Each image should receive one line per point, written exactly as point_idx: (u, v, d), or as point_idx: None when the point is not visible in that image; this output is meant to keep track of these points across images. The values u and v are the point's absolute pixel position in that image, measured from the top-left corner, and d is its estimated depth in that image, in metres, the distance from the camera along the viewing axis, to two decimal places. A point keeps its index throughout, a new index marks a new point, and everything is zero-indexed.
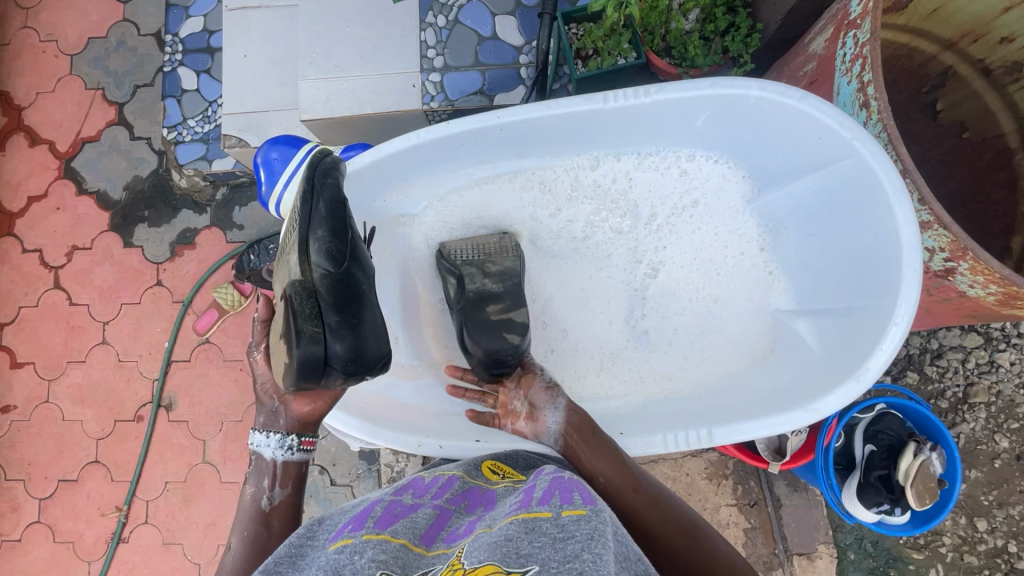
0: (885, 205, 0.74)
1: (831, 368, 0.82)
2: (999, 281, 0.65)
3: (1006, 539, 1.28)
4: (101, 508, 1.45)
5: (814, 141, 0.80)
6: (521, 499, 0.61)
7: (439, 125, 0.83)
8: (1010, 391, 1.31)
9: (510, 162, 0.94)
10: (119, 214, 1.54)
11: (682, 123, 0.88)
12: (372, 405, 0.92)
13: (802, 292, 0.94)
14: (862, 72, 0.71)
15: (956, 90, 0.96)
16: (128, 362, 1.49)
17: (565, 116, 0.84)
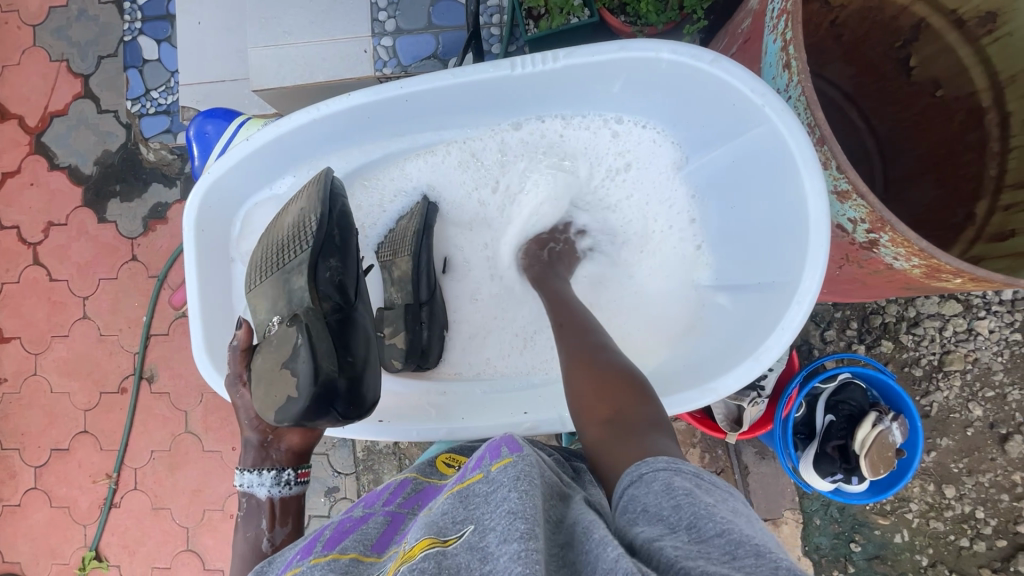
0: (795, 176, 0.70)
1: (746, 342, 0.81)
2: (920, 253, 0.60)
3: (973, 506, 1.28)
4: (93, 475, 1.52)
5: (731, 107, 0.77)
6: (455, 476, 0.60)
7: (340, 98, 0.80)
8: (987, 359, 1.28)
9: (428, 133, 0.91)
10: (92, 189, 1.53)
11: (601, 88, 0.84)
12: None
13: (725, 266, 0.91)
14: (785, 32, 0.62)
15: (930, 44, 0.89)
16: (108, 336, 1.52)
17: (475, 83, 0.80)
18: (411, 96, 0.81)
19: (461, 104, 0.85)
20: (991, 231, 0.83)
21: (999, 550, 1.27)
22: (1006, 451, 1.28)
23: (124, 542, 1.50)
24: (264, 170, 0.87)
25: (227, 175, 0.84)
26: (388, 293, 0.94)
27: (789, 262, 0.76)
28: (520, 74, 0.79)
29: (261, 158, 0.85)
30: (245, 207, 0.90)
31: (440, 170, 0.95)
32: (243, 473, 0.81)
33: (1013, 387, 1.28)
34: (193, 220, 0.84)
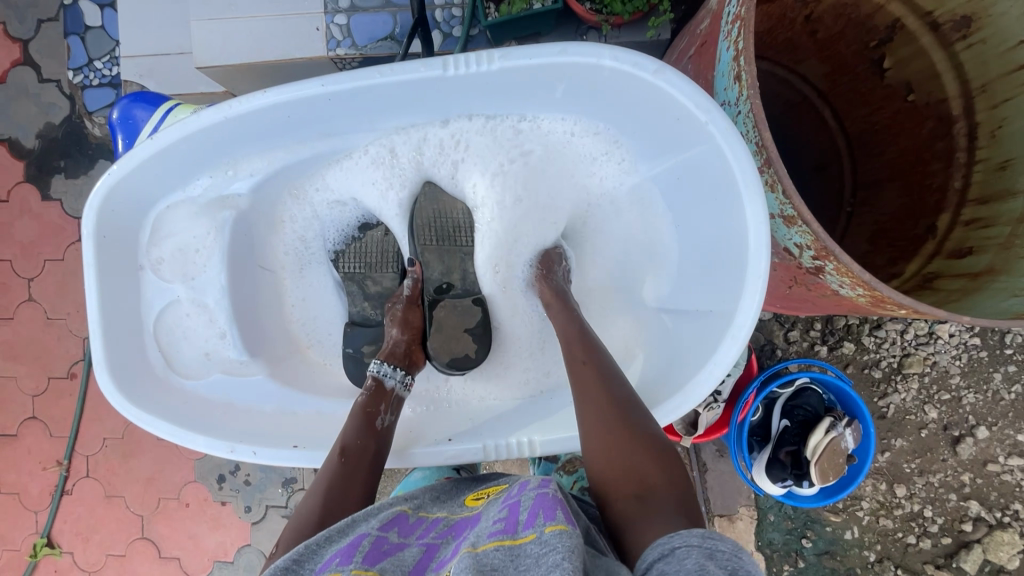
0: (738, 200, 0.67)
1: (684, 366, 0.78)
2: (866, 286, 0.51)
3: (922, 504, 1.31)
4: (43, 461, 1.48)
5: (675, 122, 0.73)
6: (504, 525, 0.58)
7: (252, 95, 0.74)
8: (945, 363, 1.29)
9: (350, 134, 0.84)
10: (34, 163, 1.44)
11: (542, 94, 0.78)
12: (189, 404, 0.85)
13: (670, 285, 0.87)
14: (737, 37, 0.54)
15: (904, 46, 0.85)
16: (56, 320, 1.45)
17: (402, 84, 0.74)
18: (332, 95, 0.75)
19: (391, 103, 0.79)
20: (950, 248, 0.81)
21: (944, 547, 1.31)
22: (957, 453, 1.30)
23: (77, 530, 1.47)
24: (174, 170, 0.81)
25: (129, 177, 0.78)
26: (360, 310, 0.95)
27: (729, 287, 0.74)
28: (452, 76, 0.72)
29: (169, 158, 0.79)
30: (154, 210, 0.83)
31: (363, 175, 0.89)
32: (382, 364, 0.81)
33: (968, 390, 1.29)
34: (90, 226, 0.77)
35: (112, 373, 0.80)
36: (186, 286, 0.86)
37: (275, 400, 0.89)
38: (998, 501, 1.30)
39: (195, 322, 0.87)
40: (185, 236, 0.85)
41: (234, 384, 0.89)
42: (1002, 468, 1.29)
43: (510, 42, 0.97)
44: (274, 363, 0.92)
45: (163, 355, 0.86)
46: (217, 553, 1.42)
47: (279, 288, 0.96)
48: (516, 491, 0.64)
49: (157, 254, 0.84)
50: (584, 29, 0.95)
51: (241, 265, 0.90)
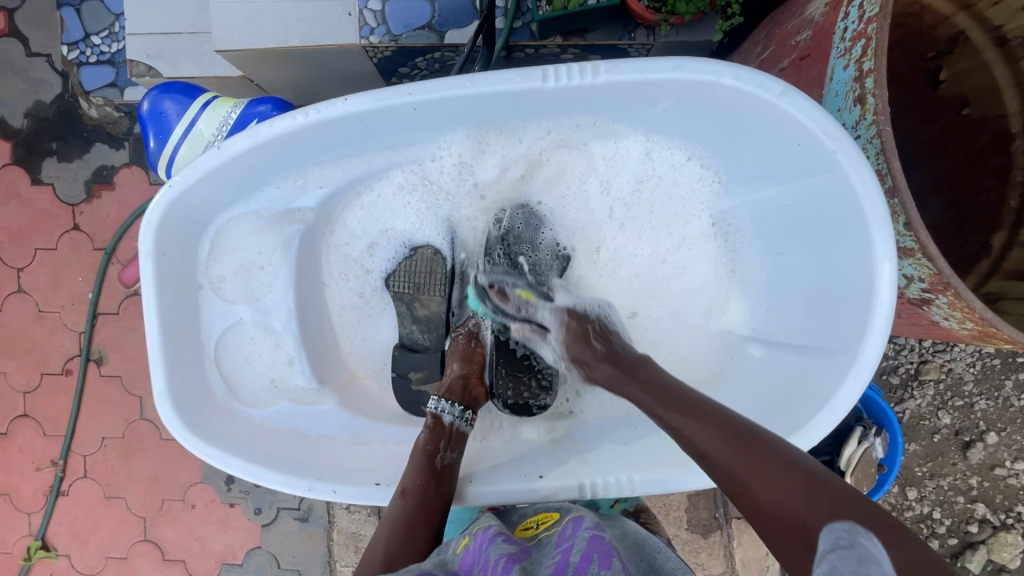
0: (865, 235, 0.64)
1: (788, 411, 0.73)
2: (979, 321, 0.57)
3: (931, 506, 1.30)
4: (36, 462, 1.40)
5: (794, 148, 0.69)
6: (555, 570, 0.57)
7: (335, 101, 0.69)
8: (961, 369, 1.27)
9: (428, 144, 0.81)
10: (22, 145, 1.34)
11: (640, 108, 0.75)
12: (258, 437, 0.79)
13: (760, 317, 0.82)
14: (861, 58, 0.57)
15: (965, 59, 0.84)
16: (49, 313, 1.37)
17: (496, 93, 0.70)
18: (421, 104, 0.71)
19: (480, 113, 0.75)
20: (1008, 268, 0.81)
21: (950, 547, 1.30)
22: (967, 457, 1.29)
23: (74, 531, 1.41)
24: (241, 179, 0.75)
25: (194, 188, 0.72)
26: (409, 333, 0.87)
27: (843, 328, 0.70)
28: (552, 86, 0.69)
29: (239, 167, 0.73)
30: (216, 223, 0.78)
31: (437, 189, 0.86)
32: (440, 400, 0.77)
33: (980, 397, 1.27)
34: (150, 242, 0.71)
35: (177, 404, 0.74)
36: (250, 306, 0.81)
37: (346, 430, 0.83)
38: (1003, 503, 1.30)
39: (259, 346, 0.82)
40: (249, 251, 0.80)
41: (302, 413, 0.83)
42: (1008, 471, 1.29)
43: (556, 37, 0.90)
44: (341, 390, 0.87)
45: (225, 382, 0.80)
46: (226, 556, 1.37)
47: (333, 309, 0.89)
48: (563, 535, 0.63)
49: (217, 272, 0.79)
50: (633, 26, 0.89)
51: (306, 282, 0.85)
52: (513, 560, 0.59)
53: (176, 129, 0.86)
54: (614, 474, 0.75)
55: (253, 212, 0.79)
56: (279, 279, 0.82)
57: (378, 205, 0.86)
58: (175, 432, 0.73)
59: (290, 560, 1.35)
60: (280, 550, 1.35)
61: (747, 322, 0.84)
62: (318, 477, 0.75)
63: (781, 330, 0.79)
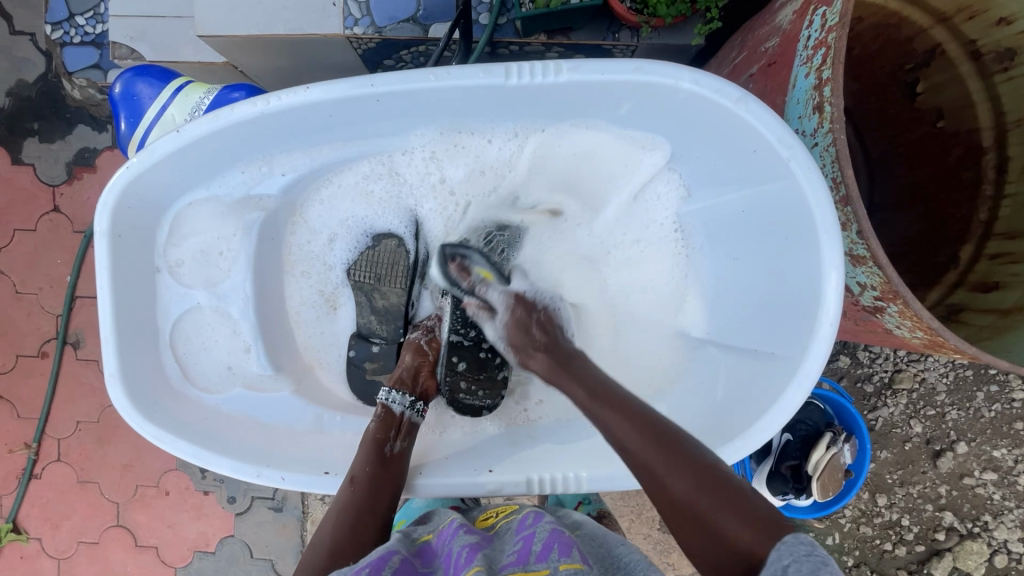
0: (815, 242, 0.64)
1: (739, 415, 0.73)
2: (927, 330, 0.57)
3: (901, 514, 1.31)
4: (9, 444, 1.39)
5: (750, 153, 0.69)
6: (517, 558, 0.57)
7: (296, 89, 0.69)
8: (934, 380, 1.28)
9: (394, 137, 0.81)
10: (4, 124, 1.32)
11: (605, 109, 0.75)
12: (211, 422, 0.79)
13: (716, 320, 0.83)
14: (821, 67, 0.57)
15: (941, 72, 0.85)
16: (26, 295, 1.36)
17: (458, 88, 0.70)
18: (382, 96, 0.70)
19: (446, 106, 0.75)
20: (974, 280, 0.82)
21: (916, 554, 1.32)
22: (937, 466, 1.30)
23: (46, 515, 1.40)
24: (201, 164, 0.75)
25: (150, 172, 0.72)
26: (367, 323, 0.88)
27: (794, 335, 0.70)
28: (514, 84, 0.69)
29: (200, 151, 0.73)
30: (176, 207, 0.78)
31: (401, 182, 0.86)
32: (391, 391, 0.77)
33: (952, 407, 1.29)
34: (105, 224, 0.71)
35: (127, 387, 0.74)
36: (208, 292, 0.81)
37: (304, 419, 0.84)
38: (970, 512, 1.31)
39: (217, 333, 0.82)
40: (209, 236, 0.80)
41: (257, 400, 0.83)
42: (976, 481, 1.30)
43: (539, 35, 0.90)
44: (299, 379, 0.87)
45: (180, 366, 0.80)
46: (198, 543, 1.37)
47: (294, 299, 0.89)
48: (522, 523, 0.64)
49: (175, 256, 0.79)
50: (616, 27, 0.89)
51: (268, 271, 0.85)
52: (477, 548, 0.59)
53: (147, 113, 0.86)
54: (569, 469, 0.76)
55: (211, 198, 0.79)
56: (235, 267, 0.82)
57: (341, 196, 0.86)
58: (125, 414, 0.73)
59: (263, 550, 1.35)
60: (253, 539, 1.35)
61: (707, 324, 0.84)
62: (267, 463, 0.76)
63: (735, 335, 0.80)
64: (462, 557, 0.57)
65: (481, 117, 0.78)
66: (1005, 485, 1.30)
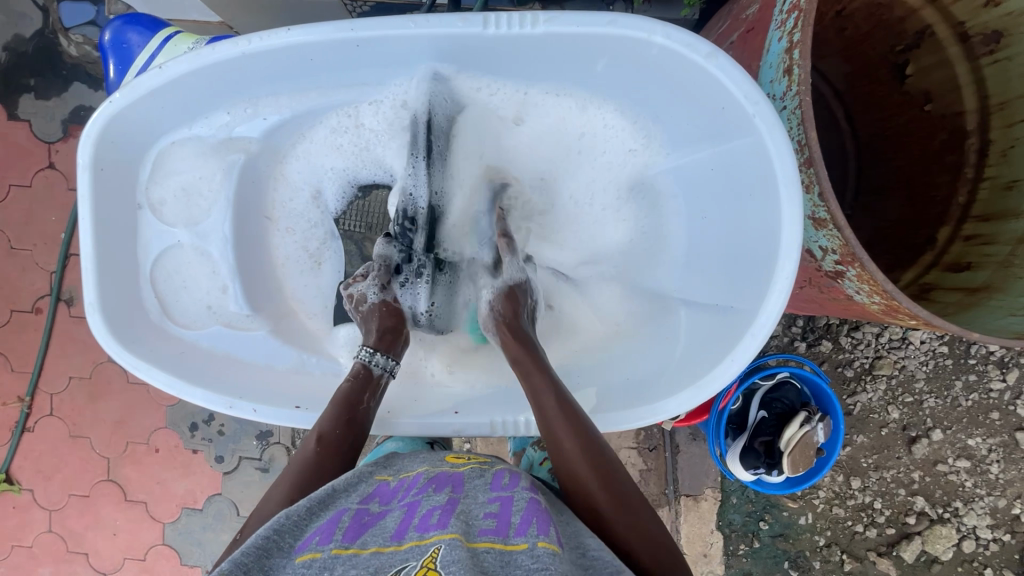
0: (775, 200, 0.66)
1: (696, 367, 0.75)
2: (884, 294, 0.58)
3: (873, 497, 1.34)
4: (2, 397, 1.42)
5: (719, 112, 0.70)
6: (496, 525, 0.54)
7: (273, 31, 0.69)
8: (913, 367, 1.30)
9: (377, 87, 0.81)
10: (0, 79, 1.33)
11: (581, 67, 0.75)
12: (187, 355, 0.81)
13: (685, 278, 0.84)
14: (793, 29, 0.58)
15: (929, 54, 0.85)
16: (20, 251, 1.37)
17: (438, 37, 0.70)
18: (363, 42, 0.71)
19: (422, 55, 0.75)
20: (947, 261, 0.83)
21: (887, 536, 1.34)
22: (911, 451, 1.32)
23: (38, 468, 1.43)
24: (178, 103, 0.75)
25: (128, 108, 0.72)
26: (356, 271, 0.92)
27: (750, 289, 0.72)
28: (494, 34, 0.69)
29: (179, 90, 0.74)
30: (157, 146, 0.79)
31: (371, 133, 0.85)
32: (374, 352, 0.77)
33: (929, 395, 1.31)
34: (86, 156, 0.72)
35: (106, 317, 0.75)
36: (189, 232, 0.83)
37: (286, 359, 0.87)
38: (942, 498, 1.32)
39: (196, 270, 0.84)
40: (190, 176, 0.82)
41: (234, 337, 0.85)
42: (950, 468, 1.32)
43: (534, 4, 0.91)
44: (277, 320, 0.89)
45: (159, 301, 0.82)
46: (186, 500, 1.40)
47: (278, 248, 0.90)
48: (499, 482, 0.64)
49: (158, 195, 0.80)
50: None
51: (247, 215, 0.86)
52: (450, 507, 0.56)
53: (136, 61, 0.87)
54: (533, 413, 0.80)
55: (188, 137, 0.80)
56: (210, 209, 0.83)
57: (324, 142, 0.86)
58: (104, 343, 0.75)
59: (249, 508, 1.38)
60: (240, 497, 1.38)
61: (674, 284, 0.85)
62: (241, 395, 0.79)
63: (704, 292, 0.81)
64: (434, 518, 0.53)
65: (464, 72, 0.77)
66: (977, 472, 1.31)
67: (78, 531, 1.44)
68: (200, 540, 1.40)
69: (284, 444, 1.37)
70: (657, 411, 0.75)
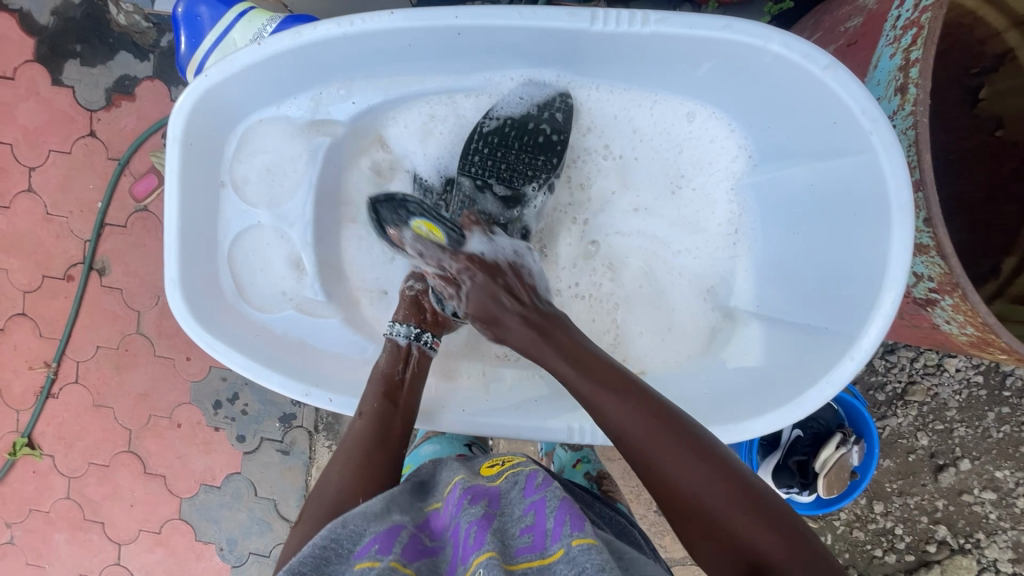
0: (884, 218, 0.66)
1: (781, 386, 0.74)
2: (980, 325, 0.60)
3: (895, 522, 1.31)
4: (29, 361, 1.42)
5: (828, 126, 0.70)
6: (533, 540, 0.53)
7: (382, 15, 0.70)
8: (946, 396, 1.26)
9: (472, 76, 0.81)
10: (47, 43, 1.32)
11: (683, 69, 0.76)
12: (261, 338, 0.81)
13: (767, 294, 0.83)
14: (912, 46, 0.60)
15: (1007, 79, 0.83)
16: (56, 217, 1.37)
17: (542, 31, 0.71)
18: (466, 30, 0.72)
19: (520, 48, 0.75)
20: (1013, 292, 0.82)
21: (905, 563, 1.31)
22: (937, 480, 1.29)
23: (60, 434, 1.43)
24: (276, 81, 0.76)
25: (228, 82, 0.73)
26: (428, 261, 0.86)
27: (849, 312, 0.71)
28: (599, 31, 0.70)
29: (281, 68, 0.74)
30: (247, 124, 0.79)
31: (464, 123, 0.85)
32: (394, 323, 0.78)
33: (960, 424, 1.27)
34: (179, 130, 0.73)
35: (185, 294, 0.76)
36: (270, 211, 0.81)
37: (356, 350, 0.85)
38: (964, 528, 1.29)
39: (273, 253, 0.82)
40: (276, 155, 0.80)
41: (307, 325, 0.83)
42: (975, 499, 1.28)
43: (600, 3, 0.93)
44: (348, 309, 0.86)
45: (235, 281, 0.81)
46: (205, 477, 1.40)
47: (349, 238, 0.88)
48: (530, 483, 0.62)
49: (241, 172, 0.80)
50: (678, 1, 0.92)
51: (327, 200, 0.85)
52: (484, 519, 0.55)
53: (210, 35, 0.86)
54: None
55: (281, 118, 0.80)
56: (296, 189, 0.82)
57: (412, 127, 0.85)
58: (182, 321, 0.76)
59: (267, 488, 1.38)
60: (259, 478, 1.38)
61: (754, 297, 0.84)
62: (315, 383, 0.79)
63: (793, 311, 0.79)
64: (474, 534, 0.52)
65: (566, 75, 0.81)
66: (1003, 505, 1.28)
67: (96, 500, 1.44)
68: (217, 517, 1.40)
69: (306, 428, 1.36)
70: (743, 430, 0.72)
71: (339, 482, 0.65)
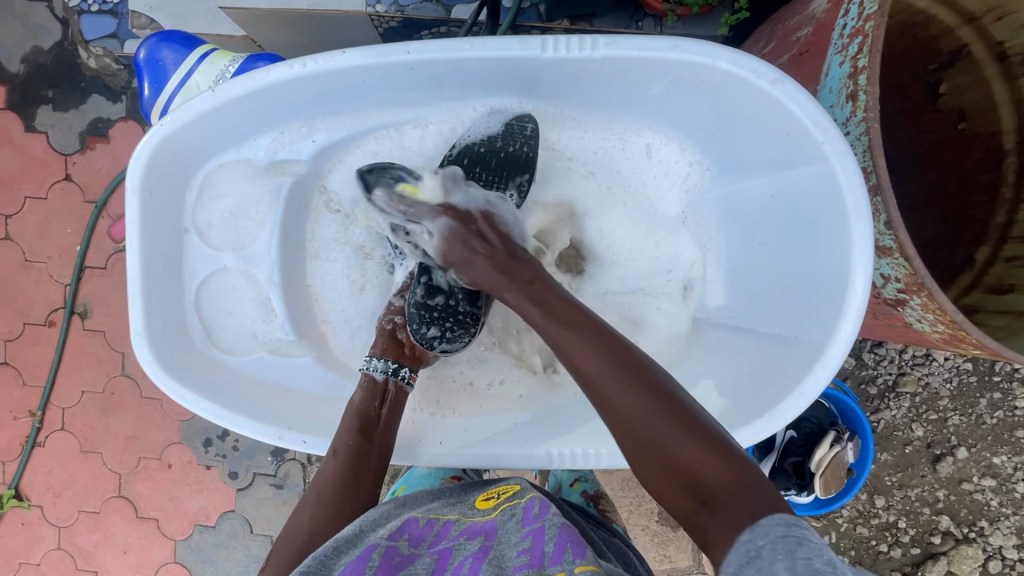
0: (843, 227, 0.66)
1: (756, 398, 0.74)
2: (949, 323, 0.60)
3: (898, 516, 1.30)
4: (14, 412, 1.40)
5: (782, 138, 0.71)
6: (529, 559, 0.54)
7: (335, 54, 0.70)
8: (937, 385, 1.26)
9: (431, 108, 0.82)
10: (18, 90, 1.32)
11: (636, 90, 0.77)
12: (230, 382, 0.80)
13: (736, 304, 0.84)
14: (858, 54, 0.62)
15: (965, 72, 0.85)
16: (35, 263, 1.36)
17: (496, 59, 0.72)
18: (419, 64, 0.72)
19: (477, 78, 0.76)
20: (989, 281, 0.83)
21: (911, 556, 1.30)
22: (936, 470, 1.28)
23: (49, 483, 1.41)
24: (235, 125, 0.76)
25: (184, 131, 0.74)
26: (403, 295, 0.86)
27: (818, 320, 0.71)
28: (551, 57, 0.71)
29: (238, 112, 0.74)
30: (208, 168, 0.79)
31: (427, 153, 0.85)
32: (371, 358, 0.78)
33: (954, 413, 1.27)
34: (137, 180, 0.73)
35: (153, 344, 0.75)
36: (235, 254, 0.81)
37: (329, 388, 0.84)
38: (967, 517, 1.29)
39: (242, 296, 0.82)
40: (240, 198, 0.81)
41: (277, 365, 0.83)
42: (975, 487, 1.28)
43: (563, 20, 0.92)
44: (320, 346, 0.87)
45: (204, 327, 0.81)
46: (198, 517, 1.37)
47: (318, 275, 0.88)
48: (528, 513, 0.62)
49: (204, 218, 0.80)
50: (640, 15, 0.92)
51: (293, 239, 0.85)
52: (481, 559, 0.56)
53: (172, 78, 0.87)
54: (584, 445, 0.76)
55: (244, 162, 0.80)
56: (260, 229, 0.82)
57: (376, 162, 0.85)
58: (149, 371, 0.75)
59: (262, 524, 1.35)
60: (253, 515, 1.35)
61: (725, 308, 0.84)
62: (289, 426, 0.77)
63: (764, 321, 0.79)
64: None
65: (525, 103, 0.82)
66: (1003, 491, 1.28)
67: (88, 548, 1.41)
68: (213, 558, 1.37)
69: (299, 460, 1.34)
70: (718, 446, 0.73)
71: (312, 518, 0.65)
